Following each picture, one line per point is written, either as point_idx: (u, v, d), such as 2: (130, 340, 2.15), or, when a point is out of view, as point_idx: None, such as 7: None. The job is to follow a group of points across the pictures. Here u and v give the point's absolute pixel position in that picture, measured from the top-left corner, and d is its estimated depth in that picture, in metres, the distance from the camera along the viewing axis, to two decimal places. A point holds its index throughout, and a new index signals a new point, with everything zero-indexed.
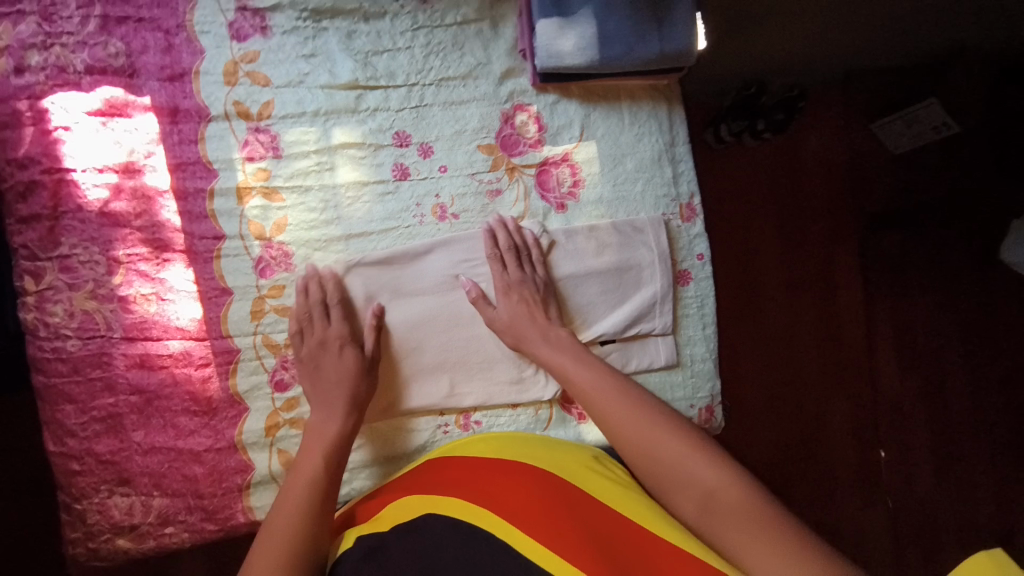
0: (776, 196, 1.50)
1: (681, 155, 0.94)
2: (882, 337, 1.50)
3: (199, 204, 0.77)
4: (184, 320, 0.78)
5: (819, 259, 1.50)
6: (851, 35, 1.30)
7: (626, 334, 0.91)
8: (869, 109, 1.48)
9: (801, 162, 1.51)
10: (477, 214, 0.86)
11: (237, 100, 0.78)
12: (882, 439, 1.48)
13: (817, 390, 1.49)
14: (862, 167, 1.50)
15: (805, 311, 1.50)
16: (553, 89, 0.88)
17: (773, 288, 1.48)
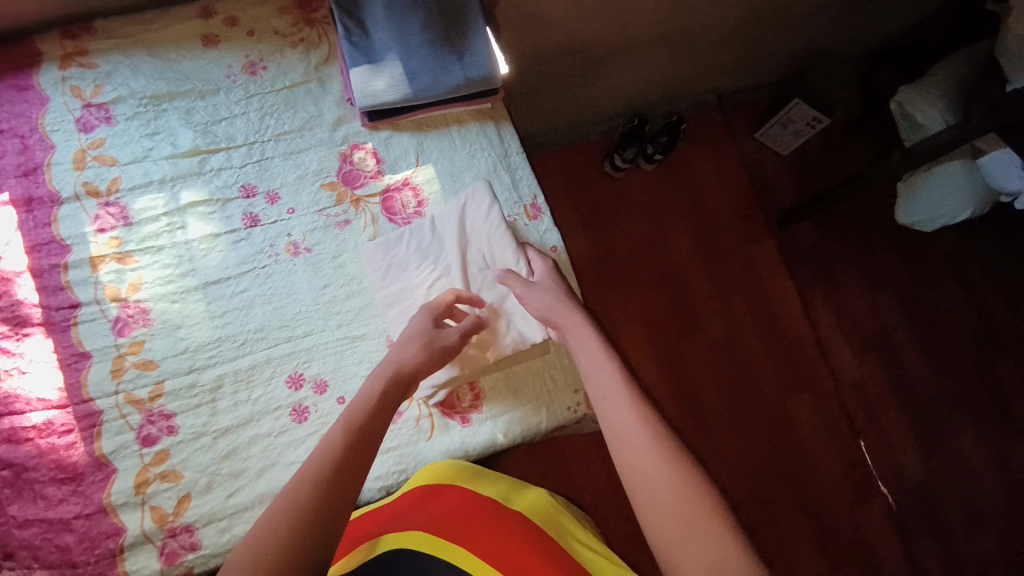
0: (684, 210, 1.85)
1: (516, 163, 1.03)
2: (821, 312, 1.80)
3: (54, 278, 0.84)
4: (43, 391, 0.80)
5: (743, 260, 1.82)
6: (694, 59, 1.66)
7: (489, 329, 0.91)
8: (748, 125, 1.95)
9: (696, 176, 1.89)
10: (329, 244, 0.93)
11: (86, 181, 0.87)
12: (844, 398, 1.75)
13: (770, 376, 1.74)
14: (761, 172, 1.93)
15: (741, 310, 1.78)
16: (384, 126, 0.99)
17: (706, 296, 1.78)
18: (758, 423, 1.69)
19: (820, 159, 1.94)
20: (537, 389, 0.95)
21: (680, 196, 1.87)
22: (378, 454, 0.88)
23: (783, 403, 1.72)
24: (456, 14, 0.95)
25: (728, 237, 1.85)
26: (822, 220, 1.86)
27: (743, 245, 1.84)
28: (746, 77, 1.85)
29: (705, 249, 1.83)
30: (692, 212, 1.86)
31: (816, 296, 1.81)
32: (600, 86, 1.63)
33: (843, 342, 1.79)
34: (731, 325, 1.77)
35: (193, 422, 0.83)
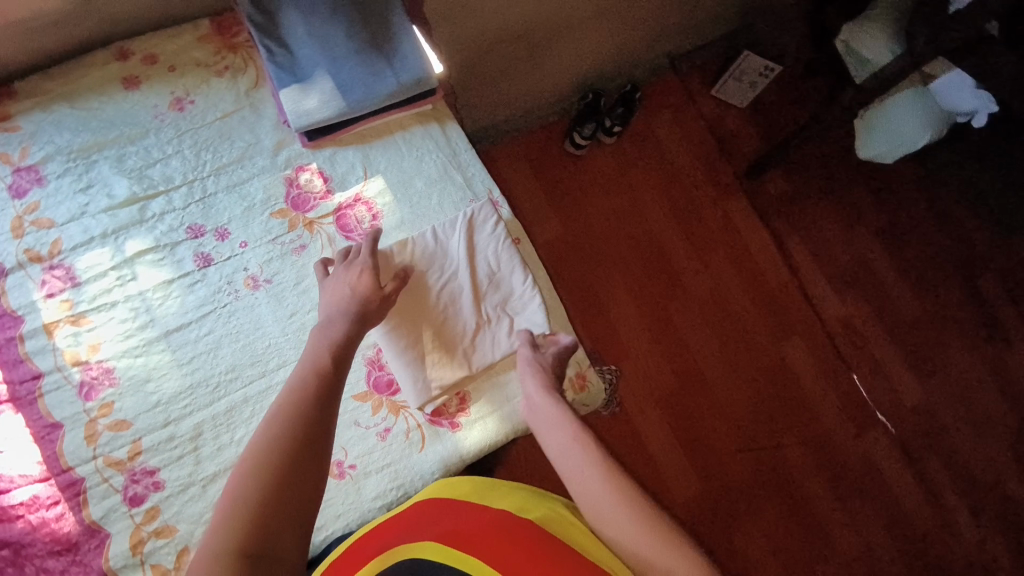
0: (652, 179, 1.85)
1: (467, 161, 1.01)
2: (801, 258, 1.81)
3: (12, 351, 0.82)
4: (27, 467, 0.78)
5: (717, 219, 1.82)
6: (635, 25, 1.63)
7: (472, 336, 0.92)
8: (703, 83, 1.93)
9: (659, 143, 1.88)
10: (289, 273, 0.90)
11: (27, 248, 0.86)
12: (837, 339, 1.76)
13: (761, 330, 1.75)
14: (724, 128, 1.91)
15: (721, 269, 1.79)
16: (327, 144, 0.97)
17: (686, 260, 1.78)
18: (755, 376, 1.71)
19: (781, 106, 1.92)
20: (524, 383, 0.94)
21: (646, 164, 1.86)
22: (374, 474, 0.87)
23: (776, 353, 1.73)
24: (378, 18, 0.93)
25: (699, 198, 1.84)
26: (788, 167, 1.87)
27: (716, 203, 1.84)
28: (691, 36, 1.84)
29: (679, 213, 1.82)
30: (661, 178, 1.85)
31: (795, 243, 1.82)
32: (546, 68, 1.61)
33: (828, 283, 1.80)
34: (715, 284, 1.77)
35: (176, 475, 0.81)
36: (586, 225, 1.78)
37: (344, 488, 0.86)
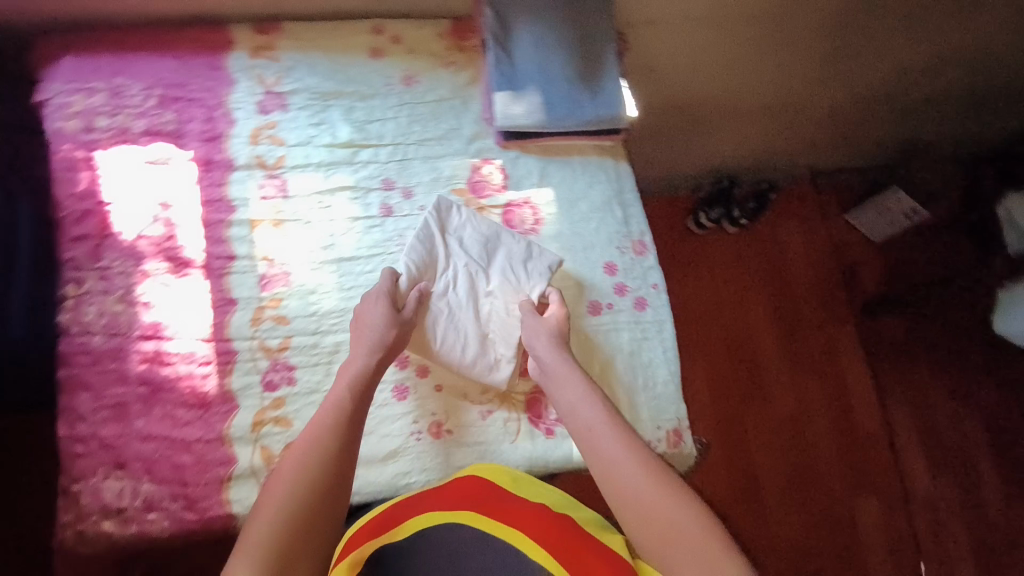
0: (765, 279, 1.85)
1: (630, 201, 1.10)
2: (899, 411, 1.72)
3: (217, 231, 0.95)
4: (189, 328, 0.91)
5: (822, 341, 1.79)
6: (796, 132, 1.69)
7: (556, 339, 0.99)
8: (843, 204, 1.93)
9: (779, 246, 1.89)
10: (452, 243, 1.01)
11: (258, 155, 0.98)
12: (916, 508, 1.63)
13: (835, 462, 1.67)
14: (852, 253, 1.89)
15: (812, 391, 1.73)
16: (513, 147, 1.07)
17: (777, 369, 1.75)
18: (819, 506, 1.61)
19: (918, 250, 1.88)
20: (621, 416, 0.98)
21: (761, 261, 1.87)
22: (465, 445, 0.93)
23: (846, 495, 1.63)
24: (597, 56, 1.03)
25: (806, 311, 1.82)
26: (908, 313, 1.81)
27: (825, 322, 1.81)
28: (841, 157, 1.87)
29: (782, 319, 1.80)
30: (774, 281, 1.85)
31: (893, 386, 1.75)
32: (701, 146, 1.68)
33: (918, 437, 1.70)
34: (801, 402, 1.72)
35: (308, 380, 0.90)
36: (691, 302, 1.80)
37: (435, 448, 0.92)
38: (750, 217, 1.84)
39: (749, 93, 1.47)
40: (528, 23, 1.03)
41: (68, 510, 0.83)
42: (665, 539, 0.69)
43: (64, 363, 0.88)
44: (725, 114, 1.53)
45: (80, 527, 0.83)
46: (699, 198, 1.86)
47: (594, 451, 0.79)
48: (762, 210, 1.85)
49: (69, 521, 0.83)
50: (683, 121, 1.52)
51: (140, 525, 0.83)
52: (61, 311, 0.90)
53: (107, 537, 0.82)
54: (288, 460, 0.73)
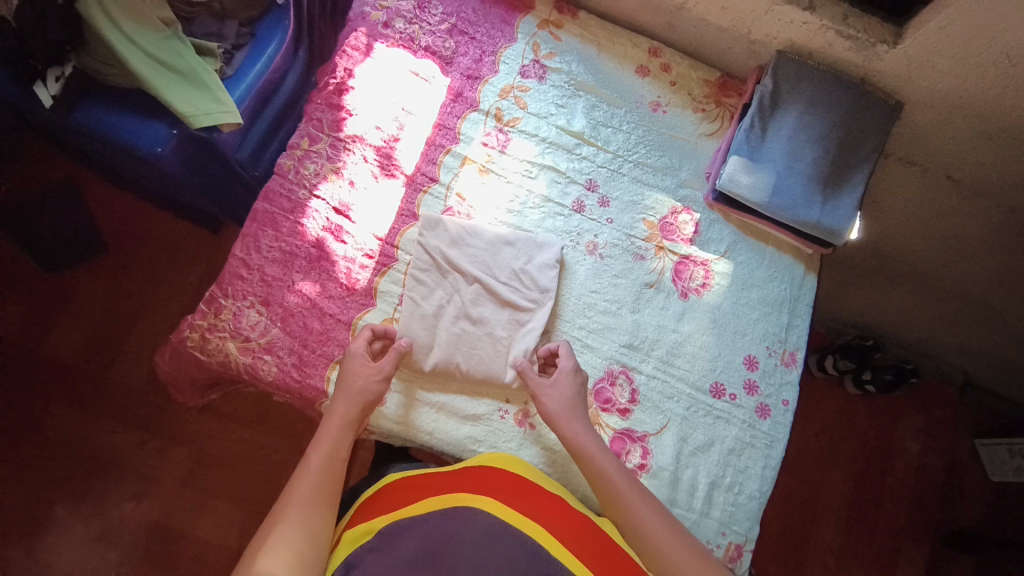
0: (861, 455, 1.70)
1: (801, 312, 1.05)
2: None
3: (435, 153, 1.02)
4: (373, 221, 0.98)
5: (886, 544, 1.64)
6: (975, 337, 1.55)
7: (664, 400, 0.97)
8: (977, 427, 1.76)
9: (895, 432, 1.74)
10: (618, 263, 1.01)
11: (500, 108, 1.05)
12: None
13: None
14: (963, 479, 1.71)
15: None
16: (717, 210, 1.06)
17: (827, 548, 1.62)
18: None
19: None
20: (694, 502, 0.94)
21: (867, 439, 1.72)
22: (539, 446, 0.92)
23: None
24: (843, 170, 1.01)
25: (886, 511, 1.67)
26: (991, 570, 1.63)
27: (899, 531, 1.66)
28: (1005, 381, 1.70)
29: (856, 504, 1.66)
30: (870, 462, 1.70)
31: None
32: (869, 298, 1.58)
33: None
34: None
35: (440, 313, 0.94)
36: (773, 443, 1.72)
37: (514, 434, 0.93)
38: (880, 387, 1.62)
39: (953, 279, 1.36)
40: (797, 110, 1.02)
41: (208, 316, 0.92)
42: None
43: (267, 196, 0.97)
44: (915, 283, 1.43)
45: (208, 335, 0.91)
46: (835, 343, 1.72)
47: (604, 488, 0.81)
48: (898, 387, 1.63)
49: (202, 326, 0.92)
50: (870, 266, 1.44)
51: (255, 360, 0.90)
52: (288, 156, 0.99)
53: (224, 355, 0.91)
54: (297, 480, 0.78)
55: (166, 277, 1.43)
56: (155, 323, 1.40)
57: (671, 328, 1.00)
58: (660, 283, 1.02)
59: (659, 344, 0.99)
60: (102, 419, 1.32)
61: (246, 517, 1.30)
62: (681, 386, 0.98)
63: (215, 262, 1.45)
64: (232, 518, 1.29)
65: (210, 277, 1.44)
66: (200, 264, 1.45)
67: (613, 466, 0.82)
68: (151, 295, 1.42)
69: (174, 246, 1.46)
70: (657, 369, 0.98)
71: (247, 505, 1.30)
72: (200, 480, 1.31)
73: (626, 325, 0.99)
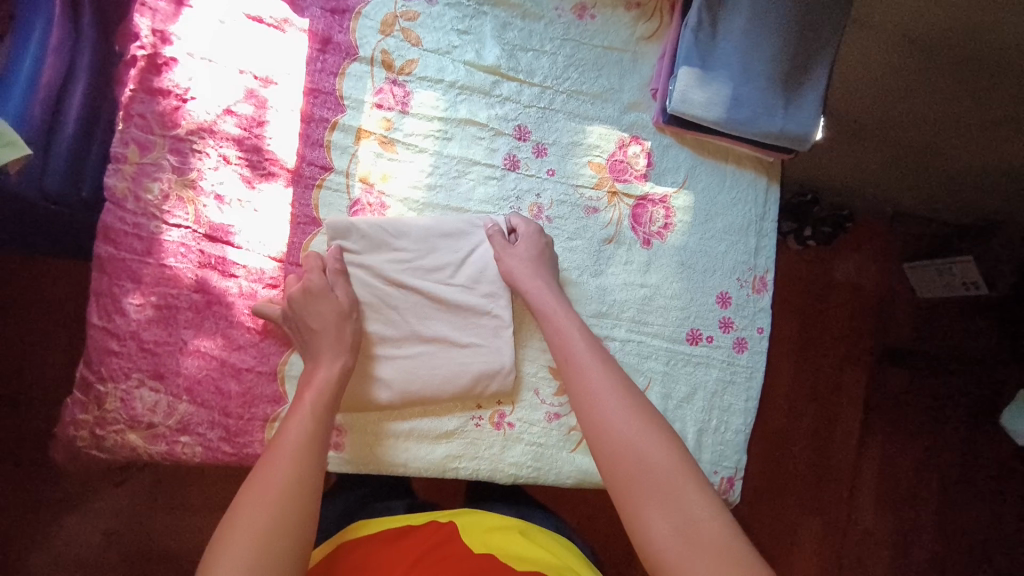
0: (805, 309, 1.76)
1: (768, 230, 0.96)
2: (870, 467, 1.71)
3: (319, 132, 0.79)
4: (264, 242, 0.77)
5: (830, 378, 1.73)
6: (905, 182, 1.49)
7: (641, 364, 0.90)
8: (904, 254, 1.81)
9: (833, 279, 1.78)
10: (570, 224, 0.87)
11: (386, 50, 0.81)
12: (846, 565, 1.65)
13: (796, 505, 1.66)
14: (893, 304, 1.80)
15: (802, 429, 1.70)
16: (669, 133, 0.91)
17: (779, 398, 1.71)
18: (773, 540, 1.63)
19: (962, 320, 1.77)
20: None
21: (811, 296, 1.77)
22: (523, 443, 0.86)
23: (793, 527, 1.65)
24: (806, 59, 0.85)
25: (829, 351, 1.75)
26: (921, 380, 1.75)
27: (840, 365, 1.75)
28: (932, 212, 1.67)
29: (802, 351, 1.74)
30: (810, 312, 1.76)
31: (876, 447, 1.71)
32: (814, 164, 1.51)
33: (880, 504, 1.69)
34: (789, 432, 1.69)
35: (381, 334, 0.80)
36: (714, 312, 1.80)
37: (493, 439, 0.85)
38: (820, 242, 1.69)
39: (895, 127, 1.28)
40: None
41: (91, 407, 0.74)
42: (646, 486, 0.65)
43: (109, 239, 0.73)
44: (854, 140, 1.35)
45: (99, 430, 0.74)
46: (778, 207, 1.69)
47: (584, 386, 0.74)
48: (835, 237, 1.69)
49: (87, 421, 0.74)
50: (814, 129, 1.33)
51: (170, 446, 0.75)
52: (116, 176, 0.73)
53: (130, 449, 0.74)
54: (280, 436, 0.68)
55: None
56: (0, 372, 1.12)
57: (638, 282, 0.90)
58: (619, 236, 0.89)
59: (628, 304, 0.89)
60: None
61: (174, 555, 1.13)
62: (657, 341, 0.91)
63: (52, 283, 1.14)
64: (155, 557, 1.12)
65: (57, 304, 1.15)
66: (30, 283, 1.13)
67: (592, 363, 0.75)
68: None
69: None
70: (630, 331, 0.90)
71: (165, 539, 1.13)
72: (101, 528, 1.11)
73: (590, 291, 0.88)
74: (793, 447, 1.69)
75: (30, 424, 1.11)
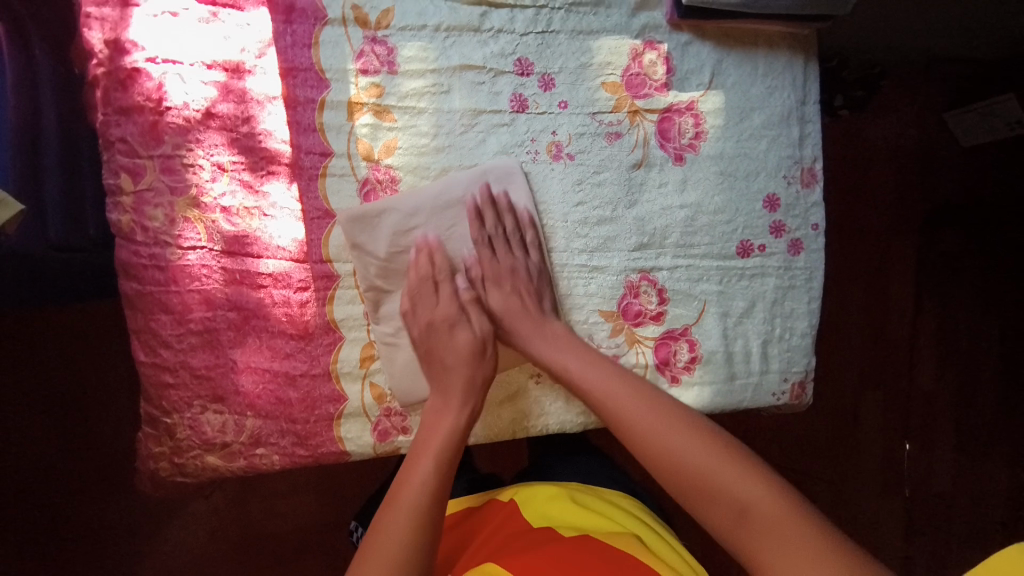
0: (843, 181, 1.65)
1: (811, 115, 0.86)
2: (924, 331, 1.63)
3: (308, 115, 0.73)
4: (284, 242, 0.73)
5: (876, 246, 1.64)
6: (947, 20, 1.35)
7: (693, 289, 0.86)
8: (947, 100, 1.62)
9: (868, 141, 1.64)
10: (595, 156, 0.80)
11: (356, 5, 0.72)
12: (911, 434, 1.62)
13: (852, 386, 1.63)
14: (935, 157, 1.64)
15: (853, 306, 1.64)
16: (686, 28, 0.81)
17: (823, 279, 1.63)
18: (836, 430, 1.61)
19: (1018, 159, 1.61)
20: (751, 367, 0.89)
21: (846, 168, 1.65)
22: None
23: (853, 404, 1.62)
24: None
25: (871, 221, 1.64)
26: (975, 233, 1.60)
27: (886, 233, 1.65)
28: (970, 50, 1.48)
29: (842, 221, 1.64)
30: (847, 184, 1.64)
31: (930, 309, 1.62)
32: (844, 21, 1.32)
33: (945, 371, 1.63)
34: (839, 311, 1.63)
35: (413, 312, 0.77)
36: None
37: (557, 393, 0.81)
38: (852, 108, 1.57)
39: None
40: None
41: (163, 440, 0.75)
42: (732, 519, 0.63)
43: (130, 277, 0.71)
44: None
45: (178, 459, 0.75)
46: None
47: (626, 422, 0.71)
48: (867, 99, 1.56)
49: (164, 452, 0.76)
50: None
51: (248, 459, 0.75)
52: (117, 211, 0.70)
53: (212, 470, 0.76)
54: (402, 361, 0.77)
55: (43, 356, 1.16)
56: (59, 404, 1.17)
57: (678, 204, 0.83)
58: (649, 159, 0.82)
59: (671, 229, 0.84)
60: (68, 517, 1.16)
61: (264, 542, 1.20)
62: (707, 262, 0.86)
63: (88, 314, 1.16)
64: (249, 548, 1.20)
65: (96, 331, 1.17)
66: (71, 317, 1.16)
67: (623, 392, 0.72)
68: (43, 380, 1.16)
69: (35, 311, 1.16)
70: (676, 257, 0.84)
71: (246, 531, 1.20)
72: (190, 528, 1.19)
73: (627, 224, 0.82)
74: (841, 325, 1.63)
75: (107, 445, 1.17)
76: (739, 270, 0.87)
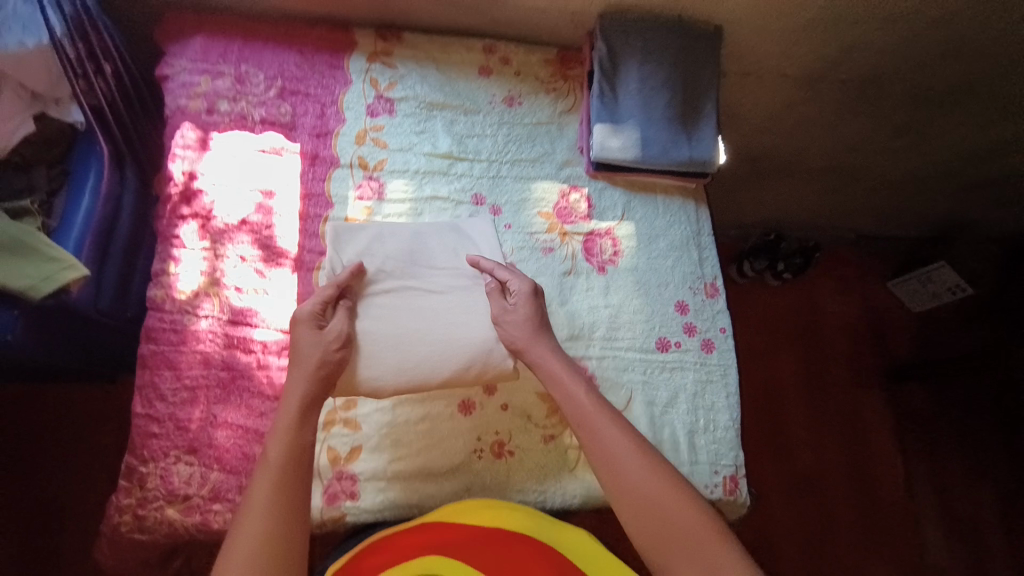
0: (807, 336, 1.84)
1: (706, 244, 1.11)
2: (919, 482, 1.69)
3: (315, 225, 0.97)
4: (278, 320, 0.91)
5: (849, 398, 1.77)
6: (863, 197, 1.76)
7: (620, 377, 0.98)
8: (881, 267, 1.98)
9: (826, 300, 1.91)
10: (532, 264, 1.02)
11: (361, 156, 1.02)
12: None
13: (853, 550, 1.60)
14: (887, 318, 1.90)
15: (838, 459, 1.70)
16: (601, 178, 1.10)
17: (802, 427, 1.72)
18: None
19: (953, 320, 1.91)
20: (681, 455, 0.96)
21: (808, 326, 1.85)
22: (526, 469, 0.91)
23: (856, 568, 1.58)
24: (694, 104, 1.08)
25: (838, 372, 1.81)
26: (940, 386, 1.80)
27: (851, 385, 1.80)
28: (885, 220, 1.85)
29: (814, 368, 1.80)
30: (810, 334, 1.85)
31: (922, 465, 1.71)
32: (773, 193, 1.72)
33: (937, 526, 1.65)
34: (823, 461, 1.69)
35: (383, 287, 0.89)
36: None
37: (496, 468, 0.90)
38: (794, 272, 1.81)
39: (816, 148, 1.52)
40: (637, 63, 1.06)
41: (134, 491, 0.82)
42: (663, 531, 0.72)
43: (149, 340, 0.88)
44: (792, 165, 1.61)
45: (140, 512, 0.81)
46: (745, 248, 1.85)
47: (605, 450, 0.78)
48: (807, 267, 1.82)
49: (131, 504, 0.82)
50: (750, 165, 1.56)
51: (203, 515, 0.82)
52: (156, 288, 0.90)
53: (168, 524, 0.81)
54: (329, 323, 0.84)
55: (48, 452, 1.24)
56: (53, 500, 1.22)
57: (603, 304, 1.02)
58: (577, 266, 1.03)
59: (598, 325, 1.00)
60: None
61: None
62: (631, 354, 1.00)
63: (106, 417, 1.28)
64: None
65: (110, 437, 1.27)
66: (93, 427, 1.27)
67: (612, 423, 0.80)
68: (46, 485, 1.22)
69: (52, 415, 1.27)
70: (603, 348, 0.99)
71: None
72: None
73: (561, 318, 0.99)
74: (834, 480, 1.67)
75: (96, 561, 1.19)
76: (661, 362, 1.00)
